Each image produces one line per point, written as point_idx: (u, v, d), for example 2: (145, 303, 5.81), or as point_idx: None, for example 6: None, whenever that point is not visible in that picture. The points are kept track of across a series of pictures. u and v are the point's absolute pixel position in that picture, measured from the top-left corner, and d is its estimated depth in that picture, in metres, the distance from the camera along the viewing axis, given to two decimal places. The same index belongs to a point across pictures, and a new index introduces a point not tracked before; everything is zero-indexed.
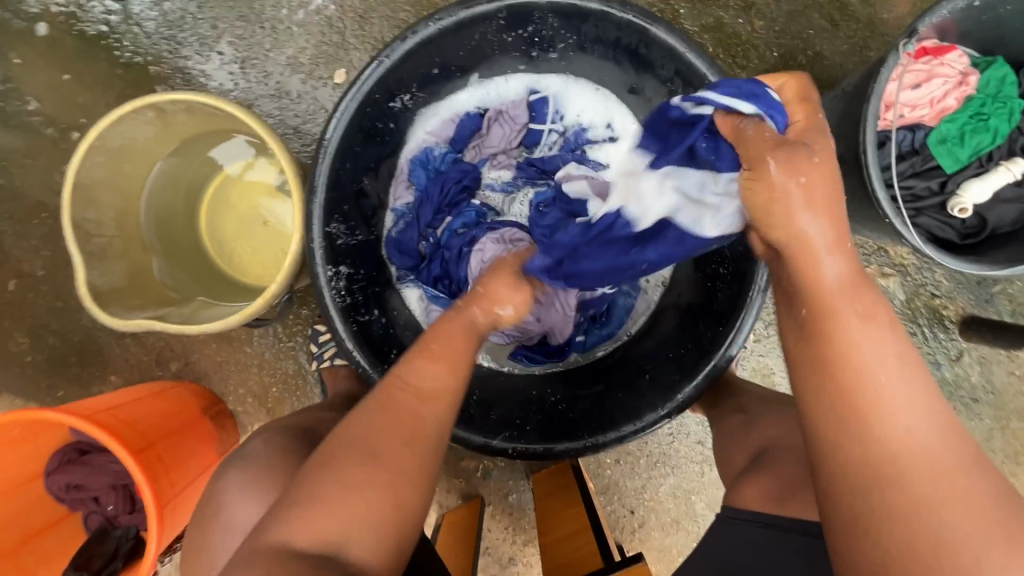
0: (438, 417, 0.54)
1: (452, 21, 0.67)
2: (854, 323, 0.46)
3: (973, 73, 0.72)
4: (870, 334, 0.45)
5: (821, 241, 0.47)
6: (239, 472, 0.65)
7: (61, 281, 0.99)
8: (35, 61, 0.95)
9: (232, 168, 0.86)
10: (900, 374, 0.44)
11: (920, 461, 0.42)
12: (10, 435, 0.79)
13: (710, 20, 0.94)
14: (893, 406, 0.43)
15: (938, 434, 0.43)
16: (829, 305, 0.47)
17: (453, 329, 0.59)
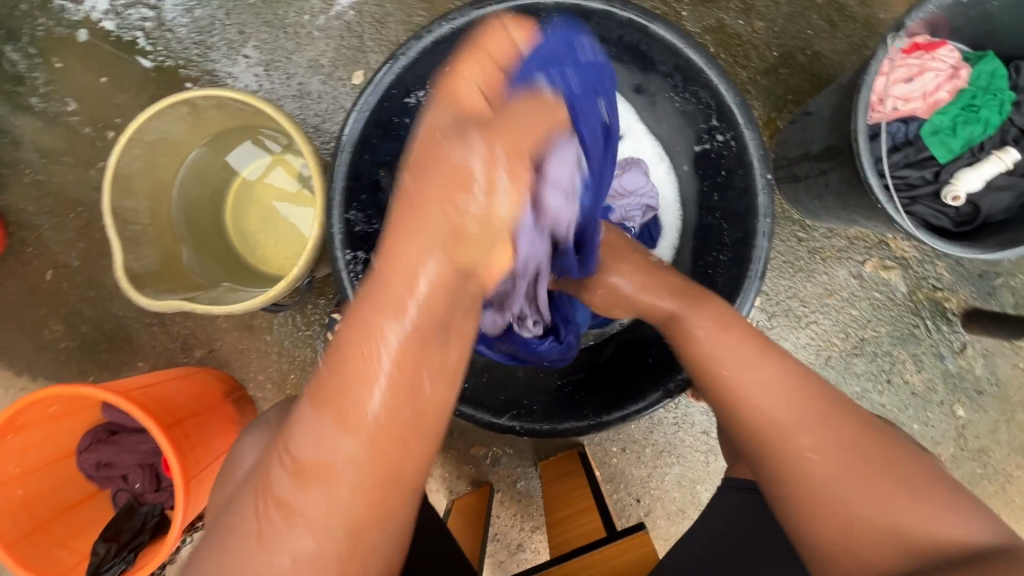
0: (367, 456, 0.47)
1: (464, 21, 0.71)
2: (711, 354, 0.60)
3: (964, 67, 0.74)
4: (734, 358, 0.59)
5: (676, 300, 0.64)
6: (256, 432, 0.68)
7: (94, 271, 1.04)
8: (75, 65, 1.01)
9: (257, 164, 0.91)
10: (776, 383, 0.57)
11: (809, 452, 0.54)
12: (48, 411, 0.84)
13: (711, 22, 0.98)
14: (774, 417, 0.56)
15: (819, 425, 0.55)
16: (692, 345, 0.62)
17: (374, 335, 0.46)
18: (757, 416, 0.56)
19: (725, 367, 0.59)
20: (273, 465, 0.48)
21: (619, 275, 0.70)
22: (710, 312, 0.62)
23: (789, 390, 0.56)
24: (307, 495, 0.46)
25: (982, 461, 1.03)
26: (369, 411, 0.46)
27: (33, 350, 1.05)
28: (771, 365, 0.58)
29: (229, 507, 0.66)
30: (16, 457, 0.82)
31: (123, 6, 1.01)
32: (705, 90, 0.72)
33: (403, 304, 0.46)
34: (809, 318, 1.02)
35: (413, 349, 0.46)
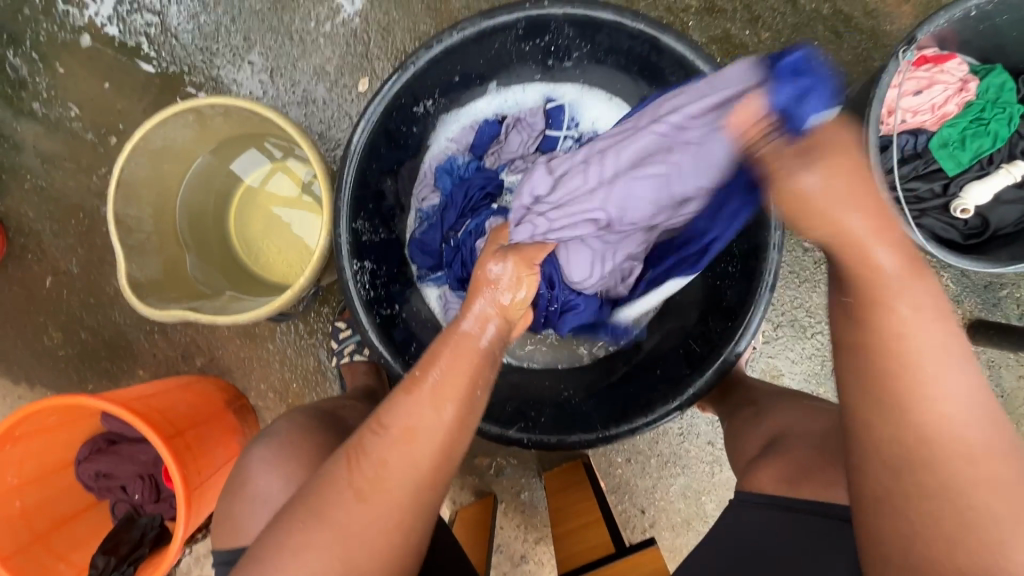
0: (416, 457, 0.51)
1: (474, 31, 0.71)
2: (915, 347, 0.42)
3: (973, 80, 0.75)
4: (934, 354, 0.42)
5: (862, 234, 0.42)
6: (266, 448, 0.67)
7: (93, 278, 1.03)
8: (78, 71, 1.00)
9: (262, 171, 0.90)
10: (970, 393, 0.42)
11: (954, 442, 0.42)
12: (47, 422, 0.82)
13: (718, 32, 0.98)
14: (935, 390, 0.42)
15: (976, 426, 0.42)
16: (890, 337, 0.43)
17: (451, 353, 0.54)
18: (938, 433, 0.42)
19: (923, 366, 0.42)
20: (365, 432, 0.53)
21: (814, 177, 0.41)
22: (922, 286, 0.43)
23: (982, 406, 0.43)
24: (393, 453, 0.51)
25: None
26: (437, 408, 0.51)
27: (32, 357, 1.04)
28: (965, 373, 0.42)
29: (235, 521, 0.64)
30: (15, 468, 0.81)
31: (127, 11, 1.00)
32: None
33: (478, 324, 0.56)
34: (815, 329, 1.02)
35: (488, 360, 0.55)
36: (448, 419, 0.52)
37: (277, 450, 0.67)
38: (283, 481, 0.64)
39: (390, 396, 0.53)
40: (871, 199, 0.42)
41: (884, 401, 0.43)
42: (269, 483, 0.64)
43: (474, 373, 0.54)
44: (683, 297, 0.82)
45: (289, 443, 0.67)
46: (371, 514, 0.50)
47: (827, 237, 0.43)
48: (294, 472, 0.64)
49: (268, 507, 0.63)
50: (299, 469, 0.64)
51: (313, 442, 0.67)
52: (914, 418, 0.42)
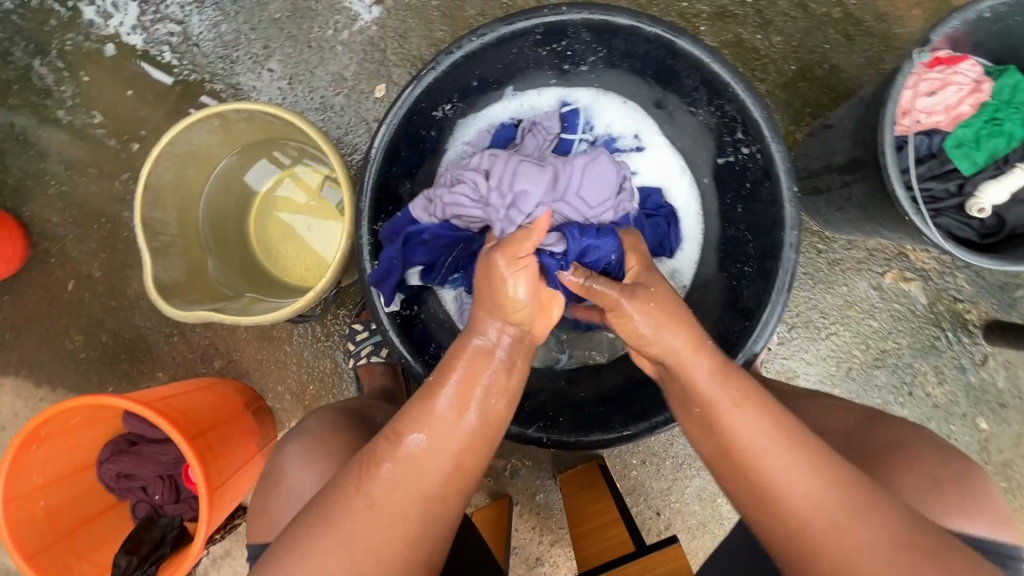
0: (426, 463, 0.54)
1: (494, 36, 0.72)
2: (750, 440, 0.53)
3: (986, 81, 0.75)
4: (773, 447, 0.53)
5: (677, 348, 0.57)
6: (295, 446, 0.68)
7: (115, 282, 1.05)
8: (102, 79, 1.03)
9: (274, 177, 0.92)
10: (816, 476, 0.51)
11: (813, 518, 0.50)
12: (71, 421, 0.84)
13: (729, 37, 0.99)
14: (782, 478, 0.52)
15: (824, 496, 0.50)
16: (726, 434, 0.54)
17: (471, 361, 0.56)
18: (795, 511, 0.51)
19: (760, 457, 0.53)
20: (379, 440, 0.55)
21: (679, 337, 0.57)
22: (749, 389, 0.55)
23: (833, 480, 0.51)
24: (400, 463, 0.53)
25: (1008, 475, 1.02)
26: (460, 412, 0.55)
27: (54, 360, 1.05)
28: (799, 455, 0.52)
29: (267, 518, 0.65)
30: (39, 468, 0.82)
31: (150, 21, 1.02)
32: (730, 103, 0.73)
33: (496, 335, 0.57)
34: (828, 330, 1.02)
35: (503, 369, 0.57)
36: (463, 422, 0.55)
37: (300, 447, 0.68)
38: (311, 478, 0.65)
39: (405, 404, 0.56)
40: (673, 317, 0.58)
41: (746, 492, 0.54)
42: (299, 481, 0.65)
43: (488, 381, 0.56)
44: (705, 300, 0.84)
45: (320, 440, 0.68)
46: (376, 524, 0.52)
47: (663, 357, 0.58)
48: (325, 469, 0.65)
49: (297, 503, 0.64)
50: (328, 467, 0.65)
51: (342, 440, 0.68)
52: (767, 507, 0.52)
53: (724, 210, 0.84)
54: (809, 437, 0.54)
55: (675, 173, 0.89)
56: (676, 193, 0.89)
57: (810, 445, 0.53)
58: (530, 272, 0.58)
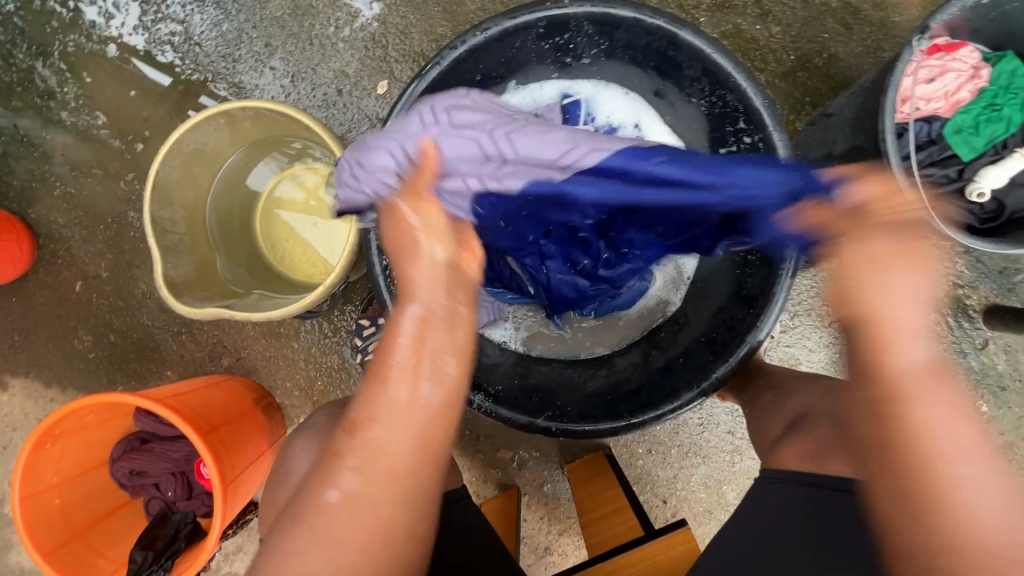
0: (394, 445, 0.52)
1: (498, 31, 0.73)
2: (921, 431, 0.48)
3: (985, 67, 0.76)
4: (960, 447, 0.48)
5: (903, 325, 0.49)
6: (307, 440, 0.69)
7: (122, 282, 1.06)
8: (105, 80, 1.03)
9: (274, 179, 0.92)
10: (990, 476, 0.48)
11: (994, 531, 0.47)
12: (85, 419, 0.85)
13: (729, 27, 1.00)
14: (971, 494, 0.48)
15: (1003, 515, 0.48)
16: (916, 420, 0.48)
17: (405, 330, 0.52)
18: (970, 517, 0.47)
19: (949, 456, 0.48)
20: (339, 432, 0.54)
21: (902, 275, 0.49)
22: (935, 378, 0.49)
23: (1008, 480, 0.49)
24: (365, 449, 0.52)
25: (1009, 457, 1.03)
26: (411, 386, 0.52)
27: (63, 361, 1.06)
28: (977, 450, 0.48)
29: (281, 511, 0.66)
30: (53, 465, 0.82)
31: (151, 21, 1.03)
32: (732, 93, 0.74)
33: (426, 260, 0.54)
34: (831, 317, 1.03)
35: (445, 332, 0.52)
36: (417, 399, 0.52)
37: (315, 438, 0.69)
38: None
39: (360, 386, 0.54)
40: (879, 279, 0.50)
41: (888, 483, 0.49)
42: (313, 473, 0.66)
43: (434, 341, 0.52)
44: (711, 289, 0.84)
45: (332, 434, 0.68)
46: (353, 518, 0.51)
47: (856, 317, 0.50)
48: None
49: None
50: None
51: None
52: (942, 510, 0.48)
53: None
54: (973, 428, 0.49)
55: None
56: None
57: (979, 442, 0.49)
58: (445, 234, 0.54)
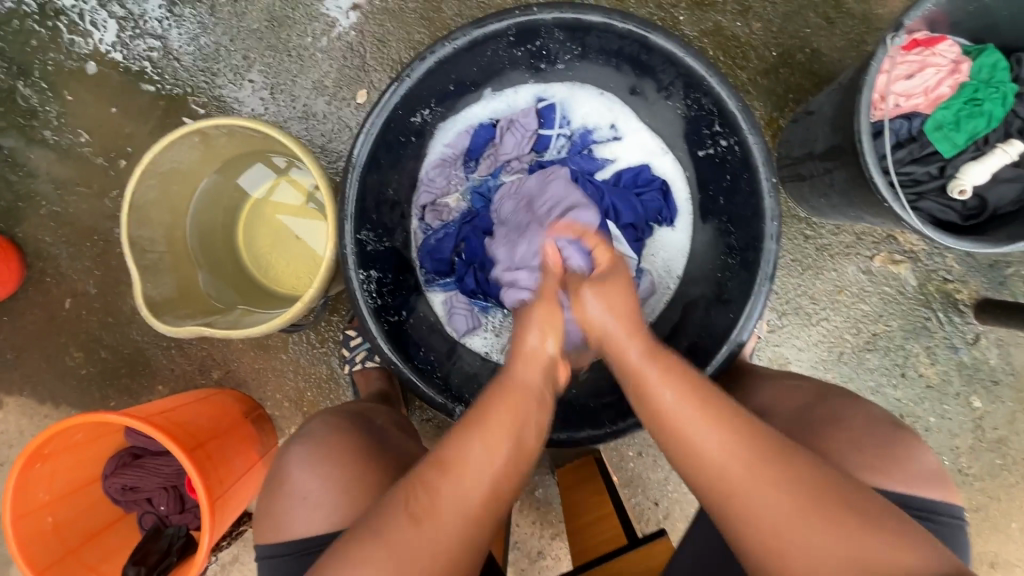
0: (469, 509, 0.54)
1: (467, 40, 0.73)
2: (666, 407, 0.57)
3: (965, 61, 0.75)
4: (692, 421, 0.56)
5: (614, 330, 0.62)
6: (301, 448, 0.68)
7: (110, 298, 1.06)
8: (86, 97, 1.03)
9: (271, 182, 0.93)
10: (733, 445, 0.54)
11: (729, 476, 0.54)
12: (74, 438, 0.86)
13: (709, 25, 0.99)
14: (703, 447, 0.55)
15: (740, 460, 0.54)
16: (648, 403, 0.59)
17: (515, 402, 0.59)
18: (723, 482, 0.54)
19: (684, 429, 0.56)
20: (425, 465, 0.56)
21: (631, 344, 0.61)
22: (662, 362, 0.60)
23: (749, 443, 0.54)
24: (449, 490, 0.54)
25: (1003, 451, 1.02)
26: (499, 456, 0.56)
27: (55, 377, 1.07)
28: (721, 422, 0.56)
29: (275, 518, 0.65)
30: (44, 485, 0.84)
31: (129, 37, 1.03)
32: (707, 96, 0.73)
33: (541, 338, 0.63)
34: (819, 315, 1.03)
35: (540, 403, 0.60)
36: (504, 455, 0.56)
37: (308, 444, 0.68)
38: (319, 477, 0.65)
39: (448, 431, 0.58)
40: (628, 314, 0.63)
41: (672, 454, 0.58)
42: (308, 479, 0.65)
43: (524, 420, 0.58)
44: (695, 296, 0.84)
45: (325, 441, 0.68)
46: (431, 535, 0.53)
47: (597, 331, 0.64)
48: (332, 468, 0.66)
49: (306, 503, 0.64)
50: (336, 466, 0.66)
51: (348, 440, 0.69)
52: (691, 473, 0.56)
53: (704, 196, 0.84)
54: (731, 405, 0.57)
55: (655, 162, 0.89)
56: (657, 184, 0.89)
57: (728, 414, 0.56)
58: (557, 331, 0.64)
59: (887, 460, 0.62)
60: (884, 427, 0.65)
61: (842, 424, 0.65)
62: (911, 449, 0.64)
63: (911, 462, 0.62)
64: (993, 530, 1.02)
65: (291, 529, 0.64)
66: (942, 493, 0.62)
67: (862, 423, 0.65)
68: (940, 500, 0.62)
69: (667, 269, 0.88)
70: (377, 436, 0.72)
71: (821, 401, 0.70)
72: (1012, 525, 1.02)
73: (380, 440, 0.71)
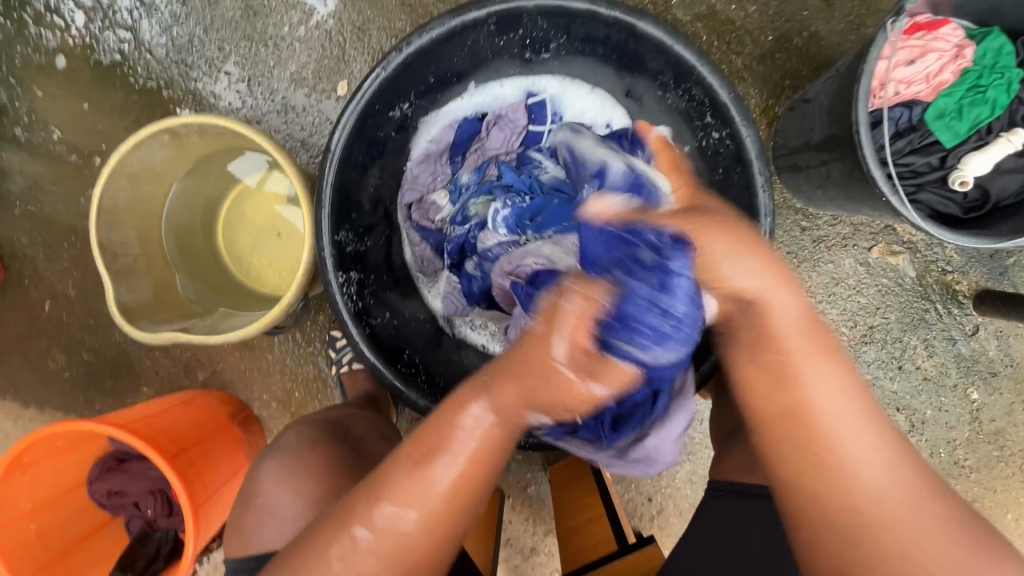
0: (392, 551, 0.49)
1: (445, 30, 0.69)
2: (814, 395, 0.50)
3: (969, 45, 0.72)
4: (837, 404, 0.49)
5: (751, 285, 0.49)
6: (274, 461, 0.67)
7: (90, 299, 1.04)
8: (56, 92, 1.00)
9: (262, 172, 0.90)
10: (883, 450, 0.49)
11: (879, 493, 0.48)
12: (54, 446, 0.84)
13: (703, 9, 0.95)
14: (855, 456, 0.49)
15: (886, 477, 0.49)
16: (793, 388, 0.50)
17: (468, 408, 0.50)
18: (858, 473, 0.49)
19: (830, 416, 0.49)
20: (361, 498, 0.51)
21: (737, 270, 0.48)
22: (821, 349, 0.51)
23: (902, 463, 0.50)
24: (384, 525, 0.49)
25: (1001, 444, 1.01)
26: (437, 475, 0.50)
27: (38, 380, 1.05)
28: (866, 419, 0.50)
29: (245, 529, 0.64)
30: (25, 493, 0.82)
31: (99, 29, 0.99)
32: (697, 86, 0.70)
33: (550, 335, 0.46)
34: (816, 308, 1.00)
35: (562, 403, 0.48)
36: (441, 487, 0.49)
37: (292, 456, 0.67)
38: (295, 494, 0.63)
39: (390, 462, 0.51)
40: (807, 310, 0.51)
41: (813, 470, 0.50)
42: (279, 493, 0.64)
43: (462, 441, 0.50)
44: None
45: (300, 454, 0.67)
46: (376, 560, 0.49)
47: (736, 296, 0.49)
48: (301, 483, 0.64)
49: (277, 520, 0.63)
50: (305, 484, 0.64)
51: (315, 452, 0.67)
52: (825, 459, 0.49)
53: None
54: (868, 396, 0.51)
55: None
56: None
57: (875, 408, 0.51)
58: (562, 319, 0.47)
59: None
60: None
61: None
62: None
63: None
64: (988, 522, 1.02)
65: (261, 542, 0.62)
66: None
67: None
68: None
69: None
70: (351, 445, 0.70)
71: None
72: (1008, 516, 1.01)
73: (358, 452, 0.70)
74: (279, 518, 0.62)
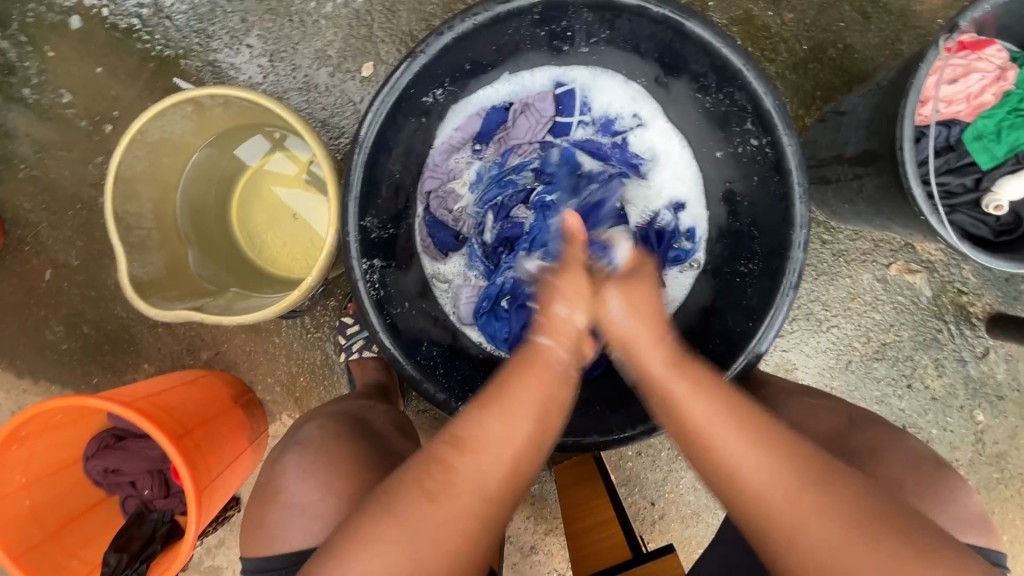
0: (469, 499, 0.53)
1: (489, 16, 0.67)
2: (697, 419, 0.58)
3: (1011, 68, 0.71)
4: (720, 431, 0.56)
5: (641, 339, 0.63)
6: (297, 455, 0.66)
7: (94, 270, 1.00)
8: (69, 54, 0.96)
9: (266, 153, 0.87)
10: (764, 454, 0.54)
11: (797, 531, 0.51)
12: (52, 420, 0.81)
13: (739, 13, 0.94)
14: (747, 470, 0.54)
15: (774, 478, 0.53)
16: (682, 421, 0.58)
17: (531, 367, 0.60)
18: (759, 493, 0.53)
19: (711, 437, 0.56)
20: (437, 441, 0.56)
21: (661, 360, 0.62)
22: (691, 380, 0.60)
23: (793, 467, 0.53)
24: (463, 463, 0.54)
25: (1001, 467, 1.02)
26: (516, 422, 0.56)
27: (34, 351, 1.02)
28: (747, 434, 0.56)
29: (268, 527, 0.62)
30: (21, 466, 0.80)
31: None
32: (741, 91, 0.69)
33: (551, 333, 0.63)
34: (830, 322, 1.00)
35: (558, 375, 0.61)
36: (524, 424, 0.57)
37: (314, 451, 0.65)
38: (316, 489, 0.62)
39: (463, 408, 0.58)
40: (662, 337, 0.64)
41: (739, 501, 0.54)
42: (303, 491, 0.62)
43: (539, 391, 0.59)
44: (712, 299, 0.81)
45: (322, 449, 0.65)
46: (440, 515, 0.52)
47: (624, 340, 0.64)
48: (317, 481, 0.63)
49: (305, 515, 0.61)
50: (321, 480, 0.62)
51: (336, 445, 0.66)
52: (707, 461, 0.57)
53: (726, 195, 0.80)
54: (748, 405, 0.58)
55: (675, 153, 0.84)
56: (677, 184, 0.85)
57: (753, 422, 0.56)
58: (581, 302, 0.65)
59: (929, 499, 0.62)
60: (927, 466, 0.64)
61: (883, 457, 0.64)
62: (955, 493, 0.62)
63: (956, 505, 0.61)
64: None
65: (284, 541, 0.61)
66: (986, 539, 0.61)
67: (903, 458, 0.64)
68: (986, 547, 0.60)
69: (690, 257, 0.84)
70: (372, 441, 0.69)
71: (855, 429, 0.68)
72: (1003, 538, 1.02)
73: (378, 447, 0.68)
74: (298, 515, 0.61)
